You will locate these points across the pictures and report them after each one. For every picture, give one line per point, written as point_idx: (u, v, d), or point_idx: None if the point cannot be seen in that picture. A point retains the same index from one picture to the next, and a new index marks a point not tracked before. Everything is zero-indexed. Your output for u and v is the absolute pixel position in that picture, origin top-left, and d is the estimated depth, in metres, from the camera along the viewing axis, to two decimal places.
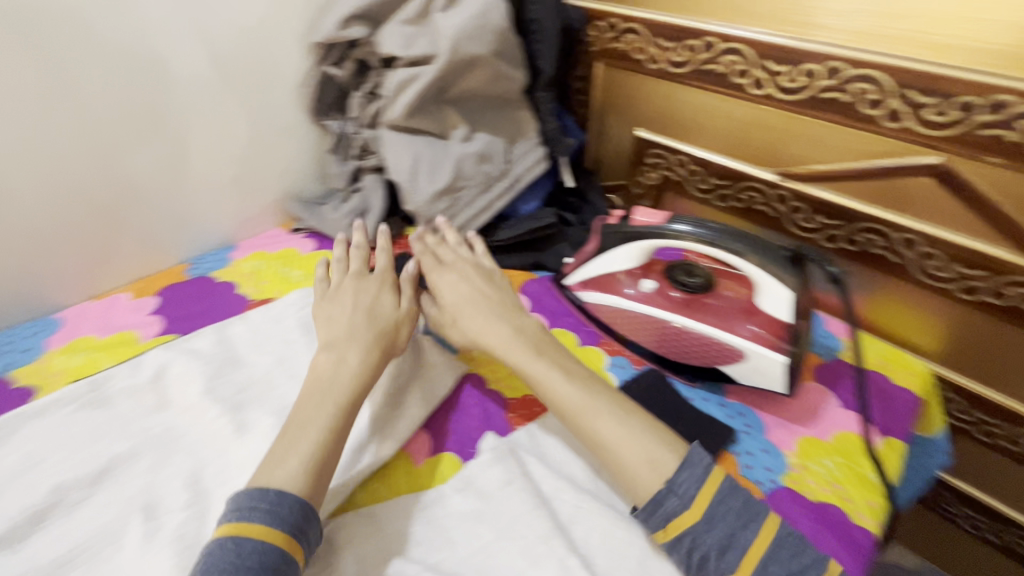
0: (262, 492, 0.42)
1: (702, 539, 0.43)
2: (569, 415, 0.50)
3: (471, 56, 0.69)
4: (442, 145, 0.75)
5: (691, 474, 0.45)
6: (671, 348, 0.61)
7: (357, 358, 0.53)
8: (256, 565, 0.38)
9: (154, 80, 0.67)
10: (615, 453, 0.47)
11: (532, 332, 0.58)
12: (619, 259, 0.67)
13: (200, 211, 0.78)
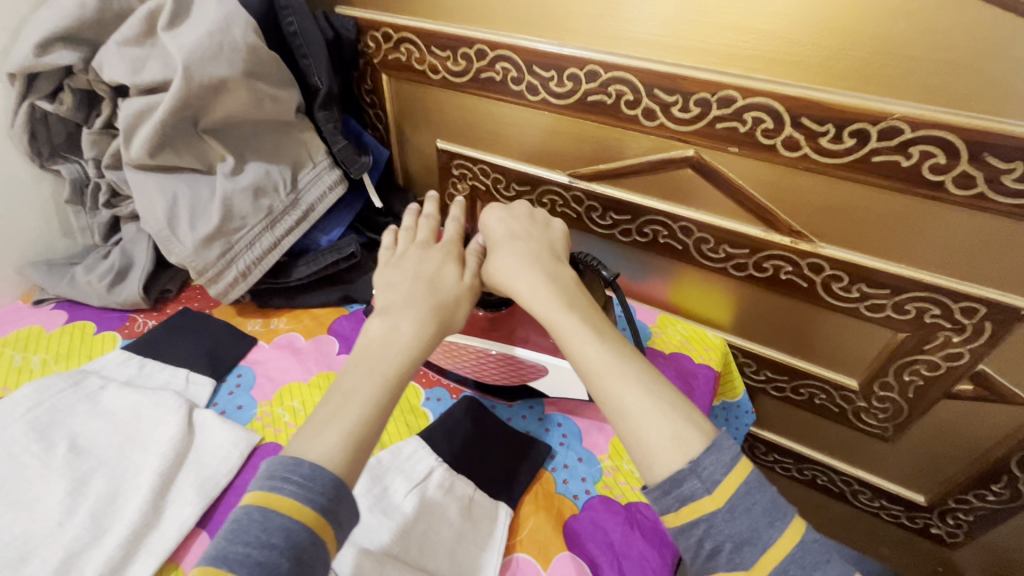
0: (299, 460, 0.38)
1: (719, 530, 0.37)
2: (595, 375, 0.44)
3: (216, 79, 0.60)
4: (207, 181, 0.65)
5: (718, 458, 0.39)
6: (483, 371, 0.58)
7: (410, 329, 0.46)
8: (282, 543, 0.34)
9: None
10: (634, 423, 0.41)
11: (565, 281, 0.51)
12: None
13: None
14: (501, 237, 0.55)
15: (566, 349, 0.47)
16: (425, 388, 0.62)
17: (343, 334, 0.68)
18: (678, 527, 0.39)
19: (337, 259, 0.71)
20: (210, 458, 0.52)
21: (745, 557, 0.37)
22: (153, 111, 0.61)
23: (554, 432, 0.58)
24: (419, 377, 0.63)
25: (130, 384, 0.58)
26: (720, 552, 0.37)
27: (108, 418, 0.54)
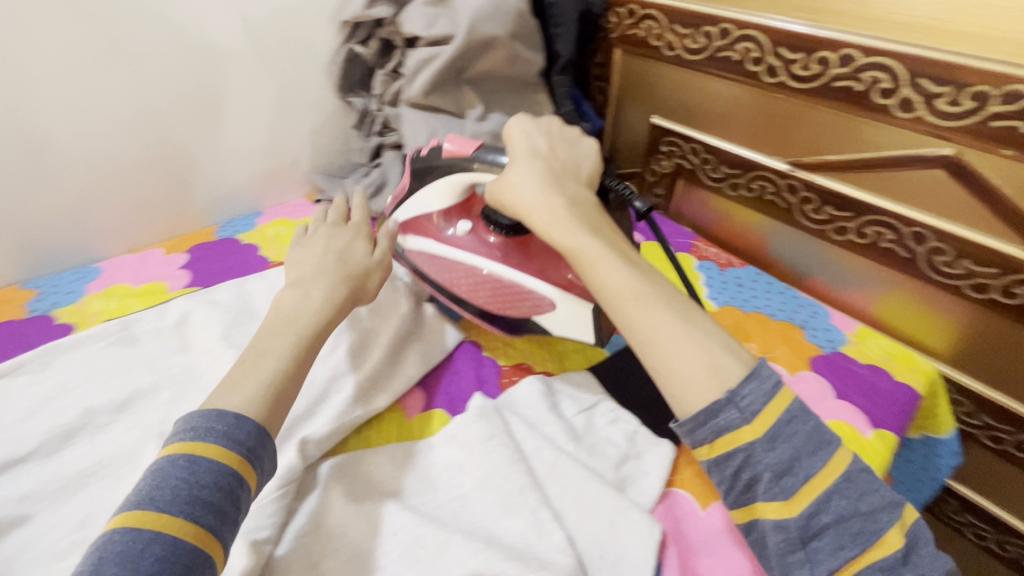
0: (221, 414, 0.41)
1: (760, 460, 0.42)
2: (623, 304, 0.48)
3: (488, 37, 0.71)
4: (458, 123, 0.77)
5: (759, 388, 0.43)
6: (484, 292, 0.62)
7: (319, 295, 0.53)
8: (212, 483, 0.38)
9: (191, 52, 0.72)
10: (668, 352, 0.45)
11: (588, 210, 0.53)
12: (432, 200, 0.63)
13: (230, 176, 0.82)
14: (520, 155, 0.55)
15: (593, 280, 0.50)
16: None
17: None
18: (716, 459, 0.44)
19: None
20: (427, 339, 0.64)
21: (785, 486, 0.41)
22: (433, 59, 0.74)
23: None
24: None
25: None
26: (758, 481, 0.42)
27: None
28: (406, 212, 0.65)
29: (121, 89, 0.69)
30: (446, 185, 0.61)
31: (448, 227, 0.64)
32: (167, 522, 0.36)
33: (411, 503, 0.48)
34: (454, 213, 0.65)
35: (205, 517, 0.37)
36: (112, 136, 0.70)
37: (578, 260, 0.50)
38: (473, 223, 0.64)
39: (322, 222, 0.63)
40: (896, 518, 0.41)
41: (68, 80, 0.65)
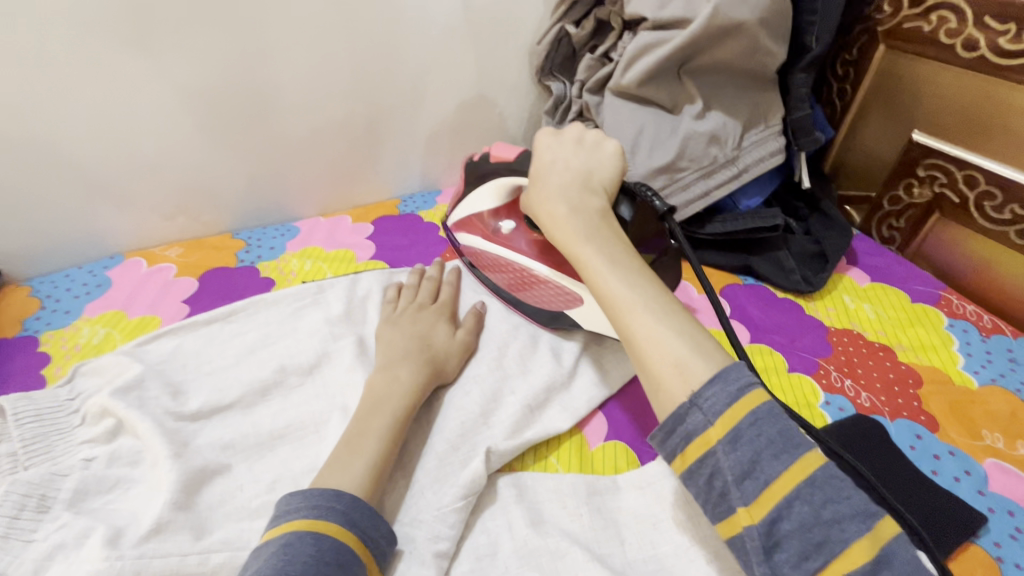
0: (337, 493, 0.38)
1: (724, 465, 0.34)
2: (607, 308, 0.43)
3: (733, 23, 0.61)
4: (671, 119, 0.68)
5: (724, 390, 0.35)
6: (531, 293, 0.61)
7: (408, 375, 0.49)
8: (335, 562, 0.34)
9: (409, 26, 0.70)
10: (641, 352, 0.40)
11: (589, 212, 0.49)
12: (482, 199, 0.65)
13: (420, 152, 0.81)
14: (538, 173, 0.54)
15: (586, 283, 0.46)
16: (824, 390, 0.56)
17: (734, 300, 0.66)
18: (688, 470, 0.36)
19: (756, 227, 0.68)
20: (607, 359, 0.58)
21: (745, 490, 0.33)
22: (661, 45, 0.65)
23: (1002, 517, 0.45)
24: (816, 377, 0.57)
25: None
26: (729, 493, 0.34)
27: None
28: (462, 208, 0.67)
29: (343, 57, 0.69)
30: (495, 185, 0.63)
31: (496, 224, 0.65)
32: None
33: (598, 552, 0.42)
34: (506, 210, 0.64)
35: None
36: (327, 103, 0.71)
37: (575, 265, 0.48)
38: (517, 222, 0.64)
39: (407, 298, 0.60)
40: (866, 531, 0.31)
41: (304, 46, 0.66)
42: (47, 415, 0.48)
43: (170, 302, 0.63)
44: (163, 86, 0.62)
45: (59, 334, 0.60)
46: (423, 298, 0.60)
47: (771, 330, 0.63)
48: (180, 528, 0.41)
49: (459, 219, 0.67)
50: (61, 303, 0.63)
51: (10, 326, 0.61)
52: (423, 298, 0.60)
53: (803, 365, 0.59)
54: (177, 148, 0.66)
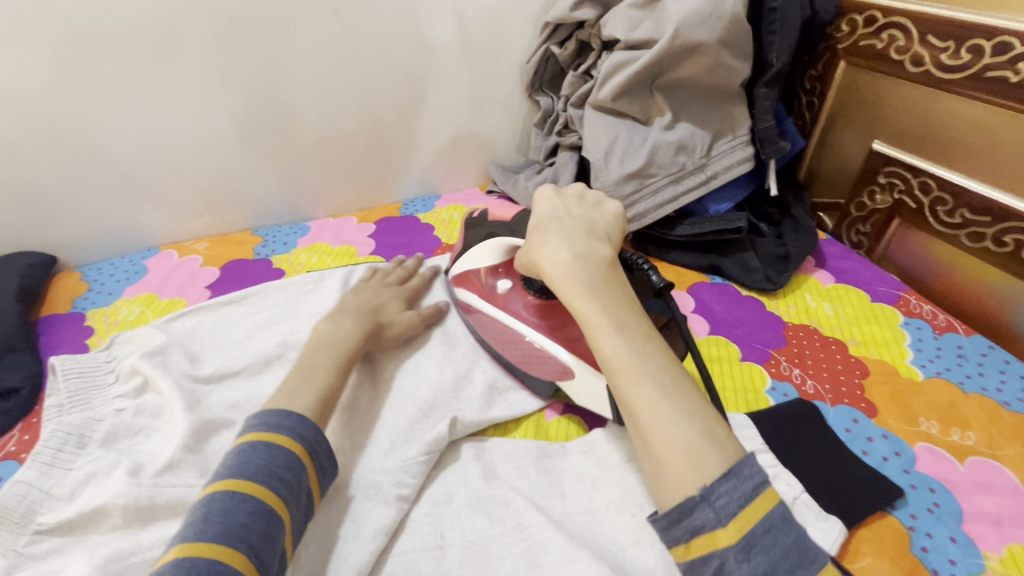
0: (287, 412, 0.45)
1: (732, 566, 0.37)
2: (614, 376, 0.45)
3: (693, 43, 0.67)
4: (643, 130, 0.74)
5: (736, 488, 0.38)
6: (522, 357, 0.59)
7: (352, 323, 0.57)
8: (283, 465, 0.41)
9: (408, 49, 0.78)
10: (651, 433, 0.41)
11: (594, 264, 0.51)
12: (482, 255, 0.66)
13: (421, 161, 0.90)
14: (543, 228, 0.55)
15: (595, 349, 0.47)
16: (771, 377, 0.60)
17: (700, 296, 0.71)
18: (692, 560, 0.39)
19: (722, 229, 0.74)
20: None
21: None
22: (630, 64, 0.71)
23: (922, 493, 0.49)
24: (767, 365, 0.62)
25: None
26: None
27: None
28: (462, 264, 0.68)
29: (350, 76, 0.78)
30: (493, 244, 0.64)
31: (493, 283, 0.65)
32: (255, 488, 0.39)
33: (540, 502, 0.48)
34: (504, 270, 0.65)
35: (280, 489, 0.40)
36: (336, 116, 0.80)
37: (584, 328, 0.48)
38: (514, 282, 0.63)
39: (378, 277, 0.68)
40: None
41: (315, 68, 0.75)
42: (88, 373, 0.58)
43: (195, 288, 0.73)
44: (194, 103, 0.72)
45: (101, 312, 0.69)
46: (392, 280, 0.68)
47: (729, 323, 0.68)
48: (189, 467, 0.49)
49: (458, 274, 0.68)
50: (104, 287, 0.73)
51: (62, 304, 0.71)
52: (392, 279, 0.68)
53: (755, 355, 0.63)
54: (206, 155, 0.76)
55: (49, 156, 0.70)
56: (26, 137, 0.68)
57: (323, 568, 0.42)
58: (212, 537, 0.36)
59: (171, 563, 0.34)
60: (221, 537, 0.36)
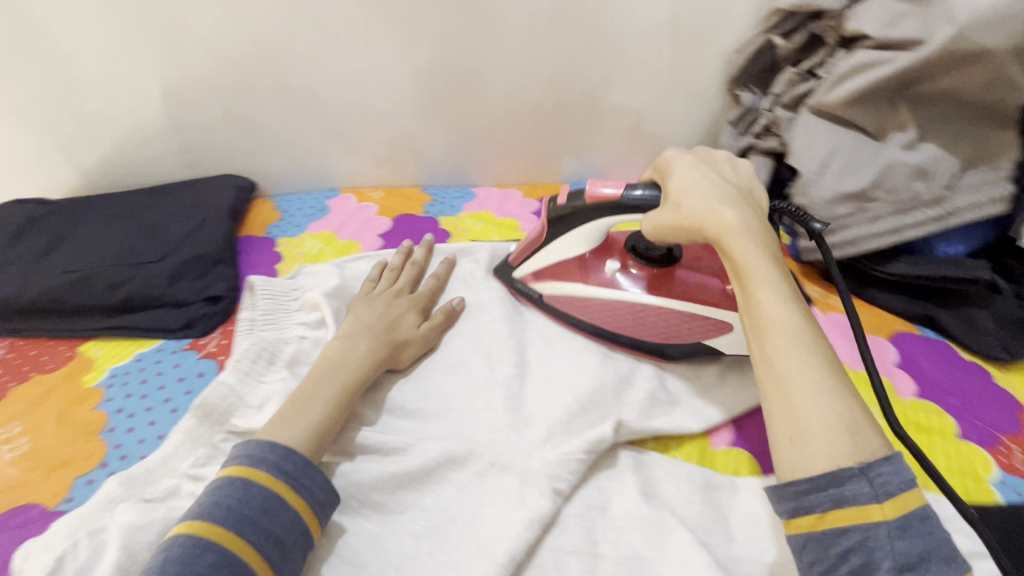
0: (271, 443, 0.43)
1: (880, 548, 0.32)
2: (772, 324, 0.39)
3: (978, 49, 0.55)
4: (873, 146, 0.64)
5: (900, 472, 0.33)
6: (653, 328, 0.59)
7: (365, 349, 0.52)
8: (258, 505, 0.39)
9: (614, 25, 0.74)
10: (808, 395, 0.36)
11: (757, 220, 0.47)
12: (572, 245, 0.62)
13: (596, 144, 0.86)
14: (690, 172, 0.50)
15: (749, 298, 0.42)
16: (1000, 466, 0.49)
17: (905, 349, 0.61)
18: (818, 533, 0.34)
19: (951, 277, 0.61)
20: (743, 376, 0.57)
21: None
22: (878, 66, 0.61)
23: None
24: (994, 451, 0.51)
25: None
26: (876, 569, 0.31)
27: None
28: (540, 261, 0.64)
29: (549, 47, 0.75)
30: (586, 231, 0.60)
31: (592, 266, 0.63)
32: (222, 534, 0.37)
33: (706, 539, 0.43)
34: (596, 254, 0.64)
35: (250, 534, 0.38)
36: (526, 88, 0.79)
37: (741, 274, 0.43)
38: (620, 260, 0.63)
39: (388, 282, 0.62)
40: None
41: (518, 36, 0.73)
42: (279, 297, 0.62)
43: (368, 235, 0.76)
44: (401, 58, 0.74)
45: (289, 241, 0.75)
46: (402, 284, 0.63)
47: (943, 390, 0.57)
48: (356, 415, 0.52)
49: (542, 270, 0.64)
50: (292, 219, 0.79)
51: (258, 228, 0.77)
52: (402, 284, 0.62)
53: (977, 434, 0.53)
54: (398, 109, 0.79)
55: (267, 92, 0.75)
56: (255, 73, 0.73)
57: (478, 544, 0.42)
58: None
59: None
60: None
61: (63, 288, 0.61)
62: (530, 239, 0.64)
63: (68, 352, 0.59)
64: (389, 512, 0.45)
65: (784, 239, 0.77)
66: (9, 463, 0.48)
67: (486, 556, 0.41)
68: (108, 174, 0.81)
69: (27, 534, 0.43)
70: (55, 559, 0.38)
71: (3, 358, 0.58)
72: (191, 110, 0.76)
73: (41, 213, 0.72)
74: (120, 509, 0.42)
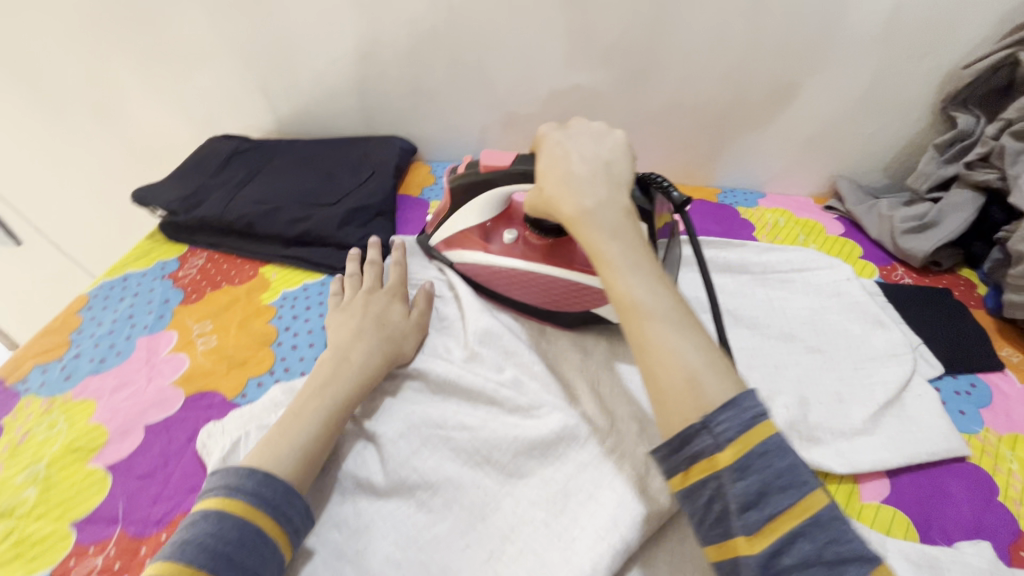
0: (250, 471, 0.41)
1: (728, 490, 0.33)
2: (629, 313, 0.40)
3: None
4: None
5: (735, 417, 0.33)
6: (557, 300, 0.57)
7: (358, 360, 0.51)
8: (234, 539, 0.38)
9: (816, 25, 0.67)
10: (653, 368, 0.37)
11: (616, 204, 0.45)
12: (470, 216, 0.59)
13: (761, 151, 0.81)
14: (554, 151, 0.49)
15: (603, 281, 0.42)
16: None
17: None
18: (689, 488, 0.34)
19: None
20: (908, 423, 0.50)
21: (747, 520, 0.32)
22: None
23: None
24: None
25: (811, 283, 0.63)
26: (730, 517, 0.33)
27: (818, 310, 0.60)
28: (449, 228, 0.62)
29: (734, 44, 0.71)
30: (482, 199, 0.57)
31: (492, 237, 0.60)
32: (198, 573, 0.36)
33: None
34: (497, 221, 0.60)
35: (226, 569, 0.36)
36: (699, 82, 0.75)
37: (592, 256, 0.43)
38: (517, 231, 0.59)
39: (354, 286, 0.60)
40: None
41: (704, 28, 0.70)
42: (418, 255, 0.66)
43: None
44: (579, 41, 0.74)
45: (441, 206, 0.79)
46: (370, 280, 0.60)
47: None
48: (483, 363, 0.54)
49: (450, 238, 0.62)
50: (446, 184, 0.83)
51: (414, 188, 0.83)
52: (370, 282, 0.59)
53: None
54: (563, 93, 0.80)
55: (445, 62, 0.79)
56: (439, 43, 0.77)
57: (594, 524, 0.42)
58: None
59: None
60: None
61: (257, 215, 0.69)
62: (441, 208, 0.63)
63: (251, 271, 0.67)
64: (511, 474, 0.46)
65: (980, 288, 0.67)
66: (202, 353, 0.57)
67: (601, 539, 0.40)
68: (297, 124, 0.91)
69: (213, 415, 0.51)
70: (232, 441, 0.46)
71: (203, 267, 0.68)
72: (378, 74, 0.82)
73: (246, 146, 0.81)
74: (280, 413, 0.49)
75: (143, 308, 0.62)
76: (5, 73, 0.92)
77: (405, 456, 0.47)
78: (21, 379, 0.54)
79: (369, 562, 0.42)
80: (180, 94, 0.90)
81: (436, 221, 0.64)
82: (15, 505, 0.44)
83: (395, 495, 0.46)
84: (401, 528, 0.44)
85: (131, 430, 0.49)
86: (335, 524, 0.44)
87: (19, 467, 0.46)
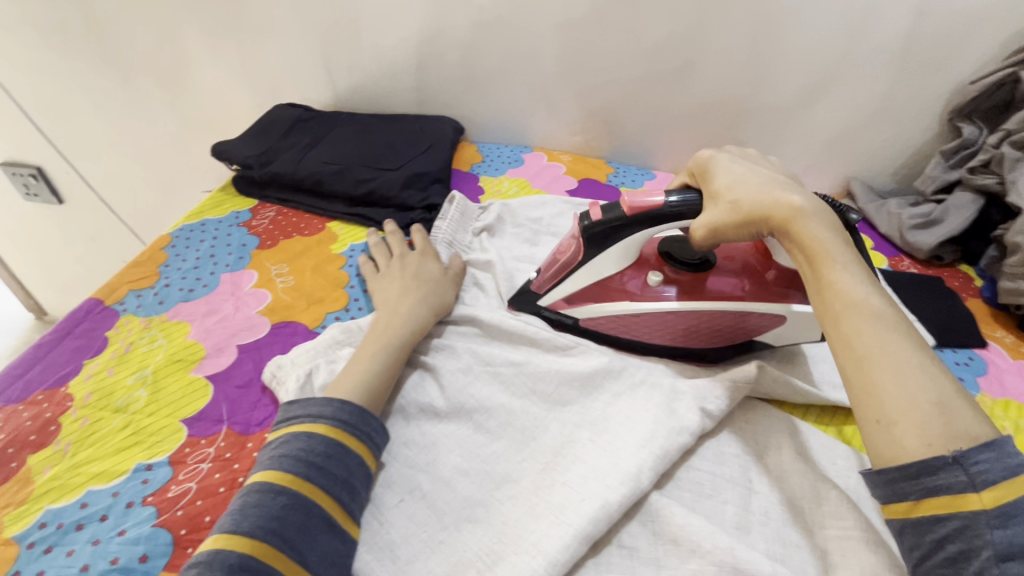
0: (327, 399, 0.46)
1: (983, 535, 0.31)
2: (857, 320, 0.39)
3: None
4: None
5: (997, 459, 0.32)
6: (709, 332, 0.57)
7: (406, 312, 0.55)
8: (321, 452, 0.42)
9: (841, 38, 0.75)
10: (899, 380, 0.36)
11: (831, 219, 0.45)
12: (615, 263, 0.57)
13: (785, 151, 0.88)
14: (743, 165, 0.51)
15: (824, 283, 0.42)
16: None
17: None
18: (913, 518, 0.34)
19: None
20: None
21: (1006, 570, 0.30)
22: None
23: None
24: None
25: None
26: (971, 557, 0.31)
27: None
28: (571, 285, 0.58)
29: (768, 51, 0.78)
30: (626, 246, 0.55)
31: (633, 284, 0.58)
32: (290, 479, 0.40)
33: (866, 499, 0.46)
34: (628, 270, 0.58)
35: (315, 476, 0.41)
36: (732, 84, 0.82)
37: (812, 258, 0.43)
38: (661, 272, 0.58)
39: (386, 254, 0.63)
40: None
41: (741, 35, 0.77)
42: (468, 213, 0.73)
43: (558, 188, 0.84)
44: (626, 40, 0.81)
45: (490, 180, 0.85)
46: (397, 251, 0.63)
47: None
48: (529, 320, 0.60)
49: (577, 293, 0.59)
50: (493, 163, 0.90)
51: (464, 165, 0.89)
52: (397, 250, 0.63)
53: None
54: (607, 85, 0.87)
55: (502, 50, 0.86)
56: (497, 32, 0.84)
57: (635, 436, 0.47)
58: (249, 530, 0.37)
59: (206, 552, 0.36)
60: (258, 529, 0.37)
61: (326, 174, 0.74)
62: (558, 261, 0.59)
63: (320, 225, 0.73)
64: (558, 401, 0.51)
65: (976, 280, 0.74)
66: (283, 290, 0.62)
67: (643, 447, 0.46)
68: (354, 99, 0.98)
69: (299, 340, 0.56)
70: (306, 371, 0.50)
71: (275, 219, 0.73)
72: (436, 57, 0.89)
73: (309, 116, 0.87)
74: (342, 350, 0.53)
75: (223, 249, 0.67)
76: (78, 32, 0.97)
77: (461, 384, 0.53)
78: (118, 301, 0.59)
79: (440, 471, 0.47)
80: (244, 63, 0.96)
81: (558, 268, 0.59)
82: (129, 402, 0.49)
83: (455, 418, 0.51)
84: (464, 445, 0.49)
85: (226, 348, 0.54)
86: (404, 443, 0.50)
87: (128, 372, 0.51)
